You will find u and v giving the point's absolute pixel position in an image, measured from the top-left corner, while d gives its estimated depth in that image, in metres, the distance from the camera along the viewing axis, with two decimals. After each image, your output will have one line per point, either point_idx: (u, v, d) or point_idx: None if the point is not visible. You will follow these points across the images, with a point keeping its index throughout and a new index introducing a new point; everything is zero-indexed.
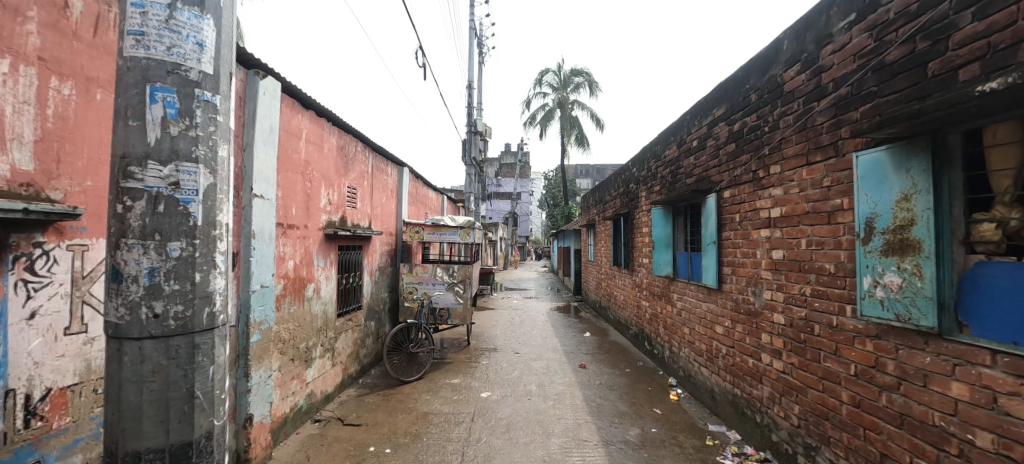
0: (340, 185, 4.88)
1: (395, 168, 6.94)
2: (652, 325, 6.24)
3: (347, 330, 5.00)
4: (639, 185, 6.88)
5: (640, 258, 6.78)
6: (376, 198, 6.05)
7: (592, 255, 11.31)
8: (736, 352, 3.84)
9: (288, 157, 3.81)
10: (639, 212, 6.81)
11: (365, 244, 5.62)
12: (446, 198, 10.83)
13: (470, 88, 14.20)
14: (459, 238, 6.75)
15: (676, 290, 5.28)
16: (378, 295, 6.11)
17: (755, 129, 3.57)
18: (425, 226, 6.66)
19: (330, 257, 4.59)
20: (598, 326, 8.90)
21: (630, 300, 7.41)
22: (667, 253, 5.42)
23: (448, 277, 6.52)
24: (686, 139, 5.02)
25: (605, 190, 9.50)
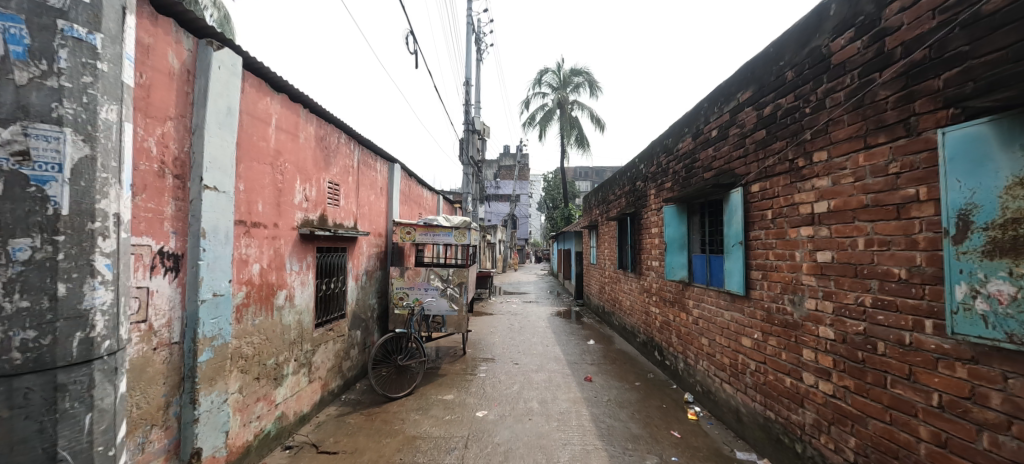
0: (320, 180, 4.37)
1: (384, 164, 6.41)
2: (663, 334, 5.72)
3: (327, 342, 4.47)
4: (647, 182, 6.37)
5: (649, 261, 6.27)
6: (362, 195, 5.53)
7: (595, 257, 10.86)
8: (770, 369, 3.33)
9: (253, 145, 3.30)
10: (648, 211, 6.30)
11: (350, 246, 5.10)
12: (441, 198, 10.28)
13: (467, 85, 13.68)
14: (454, 239, 6.23)
15: (692, 297, 4.77)
16: (365, 302, 5.58)
17: (792, 112, 3.07)
18: (416, 227, 6.14)
19: (306, 260, 4.08)
20: (602, 332, 8.38)
21: (637, 306, 6.89)
22: (682, 256, 4.91)
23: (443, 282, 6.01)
24: (703, 129, 4.53)
25: (610, 189, 8.98)
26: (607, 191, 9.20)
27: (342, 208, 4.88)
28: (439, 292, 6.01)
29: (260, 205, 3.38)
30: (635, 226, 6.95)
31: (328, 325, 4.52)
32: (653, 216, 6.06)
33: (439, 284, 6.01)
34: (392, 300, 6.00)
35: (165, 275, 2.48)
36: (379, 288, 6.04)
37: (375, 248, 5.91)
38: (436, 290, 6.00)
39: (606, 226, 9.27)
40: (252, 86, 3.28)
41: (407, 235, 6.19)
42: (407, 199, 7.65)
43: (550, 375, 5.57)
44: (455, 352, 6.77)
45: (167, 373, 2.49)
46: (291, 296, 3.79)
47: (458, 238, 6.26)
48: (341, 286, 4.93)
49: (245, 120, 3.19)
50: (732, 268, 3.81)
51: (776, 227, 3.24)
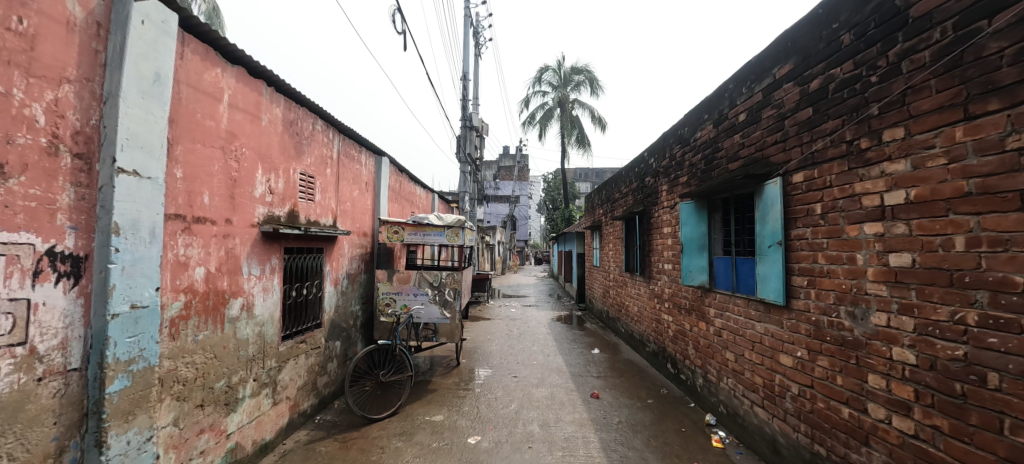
0: (289, 171, 3.80)
1: (371, 157, 5.84)
2: (677, 344, 5.14)
3: (298, 356, 3.90)
4: (659, 178, 5.80)
5: (661, 264, 5.70)
6: (344, 190, 4.96)
7: (598, 260, 10.28)
8: (819, 395, 2.76)
9: (198, 124, 2.74)
10: (660, 209, 5.73)
11: (329, 246, 4.54)
12: (436, 196, 9.71)
13: (464, 80, 13.13)
14: (446, 239, 5.67)
15: (713, 305, 4.20)
16: (347, 309, 5.01)
17: (851, 83, 2.52)
18: (405, 225, 5.57)
19: (271, 263, 3.50)
20: (607, 340, 7.79)
21: (646, 312, 6.31)
22: (702, 258, 4.35)
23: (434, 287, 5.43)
24: (728, 114, 3.97)
25: (615, 187, 8.40)
26: (613, 190, 8.63)
27: (318, 204, 4.31)
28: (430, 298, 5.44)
29: (207, 197, 2.81)
30: (644, 226, 6.37)
31: (299, 337, 3.95)
32: (666, 215, 5.49)
33: (430, 289, 5.43)
34: (378, 306, 5.43)
35: (58, 283, 1.93)
36: (364, 294, 5.47)
37: (359, 249, 5.34)
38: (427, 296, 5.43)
39: (612, 226, 8.70)
40: (196, 53, 2.72)
41: (394, 234, 5.63)
42: (397, 196, 7.08)
43: (552, 390, 5.00)
44: (448, 363, 6.19)
45: (59, 409, 1.95)
46: (249, 304, 3.22)
47: (450, 239, 5.70)
48: (318, 292, 4.37)
49: (185, 93, 2.63)
50: (767, 273, 3.25)
51: (828, 224, 2.68)
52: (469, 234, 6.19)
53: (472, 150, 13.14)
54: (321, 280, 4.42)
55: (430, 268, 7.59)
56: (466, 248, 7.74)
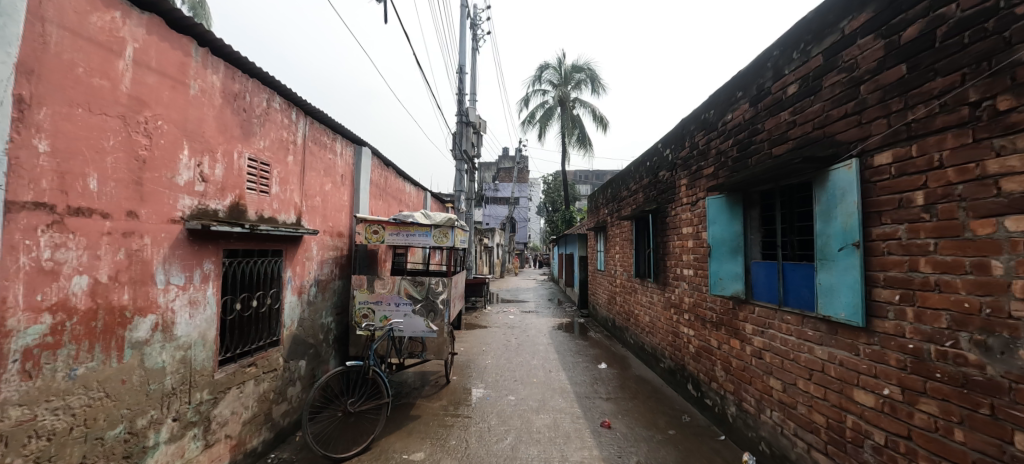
0: (233, 155, 3.07)
1: (349, 146, 5.10)
2: (700, 363, 4.41)
3: (244, 383, 3.17)
4: (677, 171, 5.07)
5: (679, 269, 4.96)
6: (311, 182, 4.23)
7: (601, 264, 9.65)
8: (922, 452, 2.04)
9: (79, 81, 2.02)
10: (678, 206, 5.01)
11: (291, 248, 3.81)
12: (428, 195, 8.97)
13: (461, 73, 12.38)
14: (431, 240, 4.91)
15: (751, 320, 3.47)
16: (316, 322, 4.28)
17: (978, 22, 1.82)
18: (385, 224, 4.81)
19: (204, 269, 2.78)
20: (614, 352, 7.05)
21: (661, 323, 5.57)
22: (736, 263, 3.62)
23: (417, 295, 4.71)
24: (771, 87, 3.25)
25: (622, 185, 7.67)
26: (619, 187, 7.90)
27: (276, 196, 3.58)
28: (413, 309, 4.70)
29: (94, 181, 2.10)
30: (659, 226, 5.63)
31: (246, 359, 3.22)
32: (687, 212, 4.75)
33: (413, 298, 4.71)
34: (354, 318, 4.70)
35: None
36: (338, 304, 4.73)
37: (332, 251, 4.60)
38: (409, 306, 4.69)
39: (619, 227, 7.96)
40: None
41: (371, 234, 4.84)
42: (382, 193, 6.34)
43: (555, 418, 4.26)
44: (436, 381, 5.44)
45: None
46: (167, 323, 2.50)
47: (437, 241, 4.95)
48: (275, 303, 3.64)
49: (57, 37, 1.93)
50: (833, 283, 2.52)
51: (937, 219, 1.97)
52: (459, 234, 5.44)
53: (469, 147, 12.40)
54: (280, 288, 3.69)
55: (418, 273, 6.84)
56: (459, 250, 7.01)
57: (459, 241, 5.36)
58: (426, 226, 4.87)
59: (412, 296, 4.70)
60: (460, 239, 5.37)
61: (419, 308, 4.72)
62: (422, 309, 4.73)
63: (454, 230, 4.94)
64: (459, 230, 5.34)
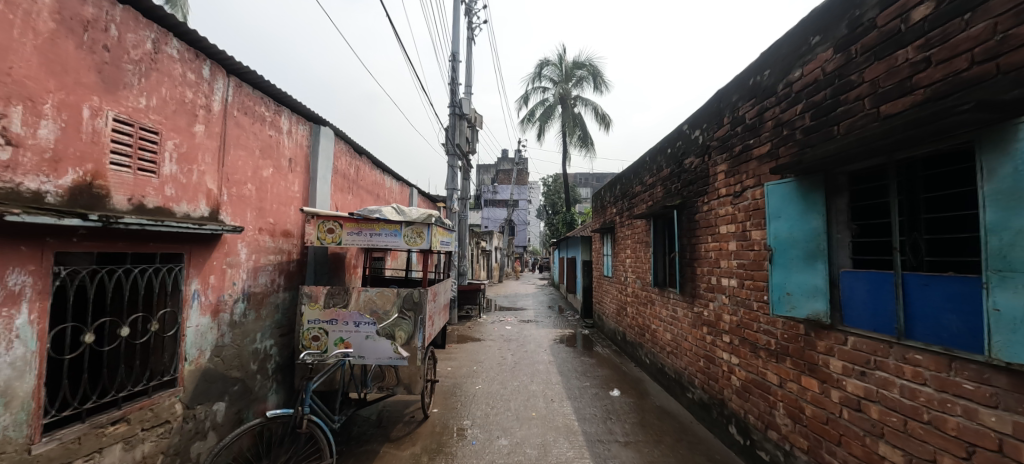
0: (81, 114, 2.08)
1: (302, 124, 4.07)
2: (749, 401, 3.37)
3: (101, 452, 2.15)
4: (711, 155, 4.04)
5: (716, 277, 3.92)
6: (239, 164, 3.20)
7: (608, 269, 8.61)
8: None
9: None
10: (713, 198, 3.99)
11: (199, 250, 2.78)
12: (413, 192, 7.91)
13: (453, 60, 11.26)
14: (401, 241, 3.77)
15: (840, 353, 2.45)
16: (245, 348, 3.23)
17: None
18: (342, 219, 3.70)
19: (7, 283, 1.76)
20: (627, 373, 6.00)
21: (687, 344, 4.54)
22: (815, 275, 2.58)
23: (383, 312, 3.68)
24: (875, 19, 2.25)
25: (634, 179, 6.61)
26: (630, 183, 6.87)
27: (172, 179, 2.57)
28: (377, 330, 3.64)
29: None
30: (684, 225, 4.59)
31: (108, 416, 2.19)
32: (728, 206, 3.72)
33: (377, 316, 3.67)
34: (302, 341, 3.64)
35: None
36: (282, 322, 3.69)
37: (273, 255, 3.57)
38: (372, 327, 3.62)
39: (629, 228, 6.92)
40: None
41: (324, 232, 3.73)
42: (352, 186, 5.30)
43: None
44: (411, 416, 4.38)
45: None
46: None
47: (409, 242, 3.80)
48: (171, 328, 2.60)
49: None
50: None
51: None
52: (440, 234, 4.35)
53: (463, 142, 11.30)
54: (178, 308, 2.65)
55: (396, 281, 5.78)
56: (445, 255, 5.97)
57: (439, 244, 4.30)
58: (397, 222, 3.75)
59: (376, 314, 3.67)
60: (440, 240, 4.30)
61: (386, 328, 3.66)
62: (390, 329, 3.67)
63: (432, 228, 3.81)
64: (440, 228, 4.25)
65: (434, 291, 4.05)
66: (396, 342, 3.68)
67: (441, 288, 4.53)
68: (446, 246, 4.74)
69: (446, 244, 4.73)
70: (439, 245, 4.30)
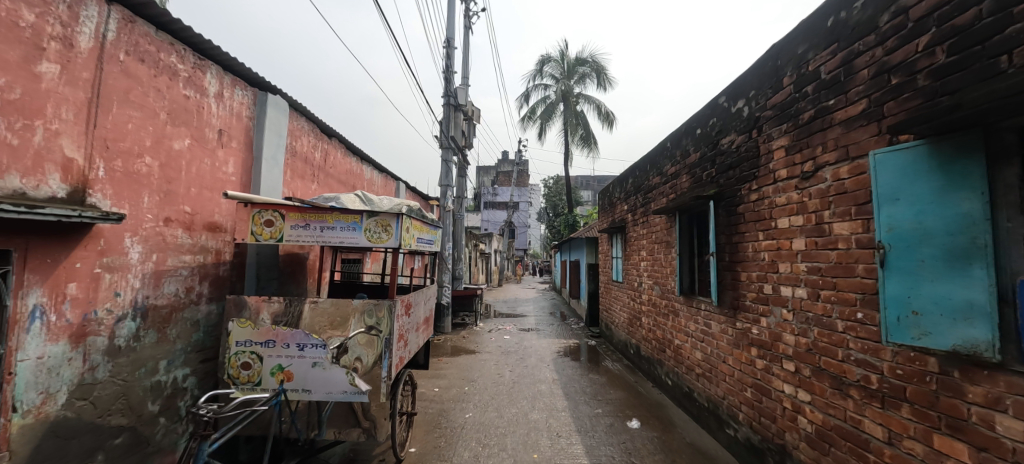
0: None
1: (241, 89, 3.19)
2: (832, 457, 2.46)
3: None
4: (765, 128, 3.15)
5: (772, 284, 3.03)
6: (130, 129, 2.35)
7: (617, 273, 7.70)
8: None
9: None
10: (766, 182, 3.10)
11: (47, 245, 1.94)
12: (400, 186, 7.01)
13: (448, 47, 10.34)
14: (362, 236, 2.79)
15: (1013, 409, 1.57)
16: (136, 385, 2.37)
17: None
18: (283, 207, 2.77)
19: None
20: (646, 397, 5.08)
21: (727, 368, 3.64)
22: (971, 287, 1.67)
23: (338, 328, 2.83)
24: None
25: (651, 170, 5.71)
26: (645, 175, 5.97)
27: None
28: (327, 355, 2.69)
29: None
30: (723, 219, 3.69)
31: None
32: (791, 192, 2.83)
33: (330, 334, 2.80)
34: (228, 369, 2.71)
35: None
36: (203, 344, 2.84)
37: (188, 255, 2.70)
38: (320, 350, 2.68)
39: (644, 227, 6.01)
40: None
41: (259, 225, 2.78)
42: (316, 173, 4.42)
43: None
44: (381, 460, 3.46)
45: None
46: None
47: (372, 238, 2.80)
48: None
49: None
50: None
51: None
52: (419, 230, 3.38)
53: (458, 135, 10.40)
54: (2, 332, 1.82)
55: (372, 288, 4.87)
56: (430, 256, 5.06)
57: (417, 241, 3.36)
58: (356, 212, 2.77)
59: (330, 330, 2.84)
60: (418, 237, 3.34)
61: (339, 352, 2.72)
62: (345, 353, 2.73)
63: (402, 219, 2.82)
64: (417, 221, 3.30)
65: (407, 299, 3.15)
66: (354, 371, 2.73)
67: (420, 299, 3.65)
68: (427, 245, 3.80)
69: (427, 242, 3.79)
70: (416, 243, 3.35)
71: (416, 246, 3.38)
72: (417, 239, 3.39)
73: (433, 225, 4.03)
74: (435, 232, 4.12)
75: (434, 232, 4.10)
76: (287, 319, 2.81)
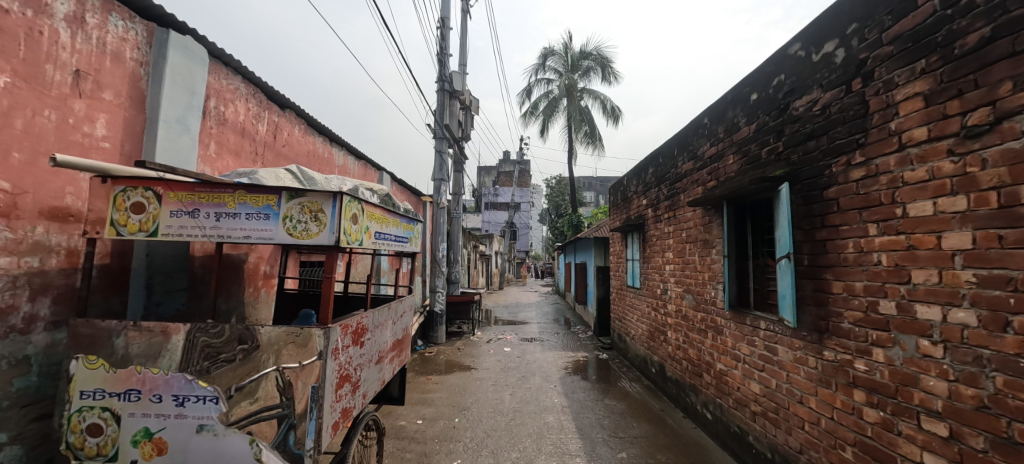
0: None
1: (120, 17, 2.45)
2: None
3: None
4: (876, 75, 2.19)
5: (897, 300, 2.05)
6: None
7: (634, 278, 6.70)
8: None
9: None
10: (878, 152, 2.16)
11: None
12: (383, 178, 6.03)
13: (443, 28, 9.37)
14: (281, 228, 1.79)
15: None
16: None
17: None
18: (159, 184, 1.80)
19: None
20: (680, 432, 4.07)
21: (807, 412, 2.65)
22: None
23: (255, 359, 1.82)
24: None
25: (681, 154, 4.71)
26: (672, 162, 4.97)
27: None
28: (243, 400, 1.75)
29: None
30: (797, 209, 2.72)
31: None
32: (937, 161, 1.86)
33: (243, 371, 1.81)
34: (68, 435, 1.73)
35: None
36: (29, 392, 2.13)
37: (9, 256, 2.02)
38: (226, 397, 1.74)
39: (671, 224, 5.01)
40: None
41: (125, 211, 1.81)
42: (258, 151, 3.50)
43: None
44: None
45: None
46: None
47: (296, 231, 1.80)
48: None
49: None
50: None
51: None
52: (381, 222, 2.38)
53: (455, 126, 9.41)
54: None
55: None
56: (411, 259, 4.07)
57: (379, 237, 2.36)
58: (271, 191, 1.78)
59: (242, 368, 1.81)
60: (379, 231, 2.34)
61: (263, 389, 1.77)
62: (274, 390, 1.77)
63: (344, 202, 1.81)
64: (378, 208, 2.29)
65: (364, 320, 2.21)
66: (291, 416, 1.77)
67: (388, 322, 2.69)
68: (399, 245, 2.81)
69: (398, 240, 2.80)
70: (378, 241, 2.35)
71: (379, 245, 2.39)
72: (380, 234, 2.39)
73: (408, 217, 3.03)
74: (410, 226, 3.12)
75: (409, 226, 3.09)
76: (180, 358, 1.80)
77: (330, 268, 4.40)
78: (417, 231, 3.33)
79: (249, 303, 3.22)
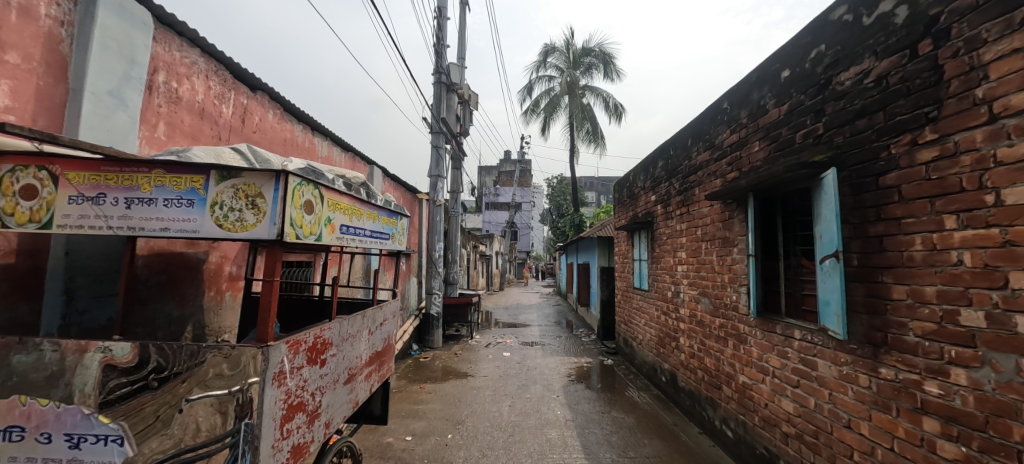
0: None
1: None
2: None
3: None
4: (954, 33, 1.79)
5: (986, 310, 1.65)
6: None
7: (641, 280, 6.29)
8: None
9: None
10: (958, 127, 1.76)
11: None
12: (374, 172, 5.62)
13: (439, 17, 8.94)
14: (210, 218, 1.40)
15: None
16: None
17: None
18: (58, 162, 1.41)
19: None
20: (696, 451, 3.66)
21: (856, 439, 2.25)
22: None
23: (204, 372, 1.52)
24: None
25: (696, 144, 4.29)
26: (685, 153, 4.55)
27: None
28: (192, 420, 1.49)
29: None
30: (844, 200, 2.32)
31: None
32: None
33: (186, 387, 1.52)
34: None
35: None
36: None
37: None
38: (170, 418, 1.48)
39: (684, 221, 4.59)
40: None
41: (12, 196, 1.39)
42: (221, 136, 3.10)
43: None
44: None
45: None
46: None
47: (229, 222, 1.41)
48: None
49: None
50: None
51: None
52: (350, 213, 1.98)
53: (452, 120, 8.99)
54: None
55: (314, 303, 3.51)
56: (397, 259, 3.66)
57: (347, 232, 1.97)
58: (197, 170, 1.39)
59: (185, 384, 1.52)
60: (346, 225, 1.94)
61: (203, 416, 1.49)
62: (217, 416, 1.49)
63: (290, 184, 1.40)
64: (344, 197, 1.89)
65: (327, 335, 1.93)
66: (240, 444, 1.49)
67: (364, 339, 2.40)
68: (377, 243, 2.41)
69: (376, 237, 2.40)
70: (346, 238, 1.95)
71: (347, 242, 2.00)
72: (349, 229, 1.99)
73: (388, 210, 2.63)
74: (391, 221, 2.71)
75: (390, 221, 2.69)
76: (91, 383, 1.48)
77: (310, 269, 3.99)
78: (401, 228, 2.92)
79: (211, 308, 2.83)
